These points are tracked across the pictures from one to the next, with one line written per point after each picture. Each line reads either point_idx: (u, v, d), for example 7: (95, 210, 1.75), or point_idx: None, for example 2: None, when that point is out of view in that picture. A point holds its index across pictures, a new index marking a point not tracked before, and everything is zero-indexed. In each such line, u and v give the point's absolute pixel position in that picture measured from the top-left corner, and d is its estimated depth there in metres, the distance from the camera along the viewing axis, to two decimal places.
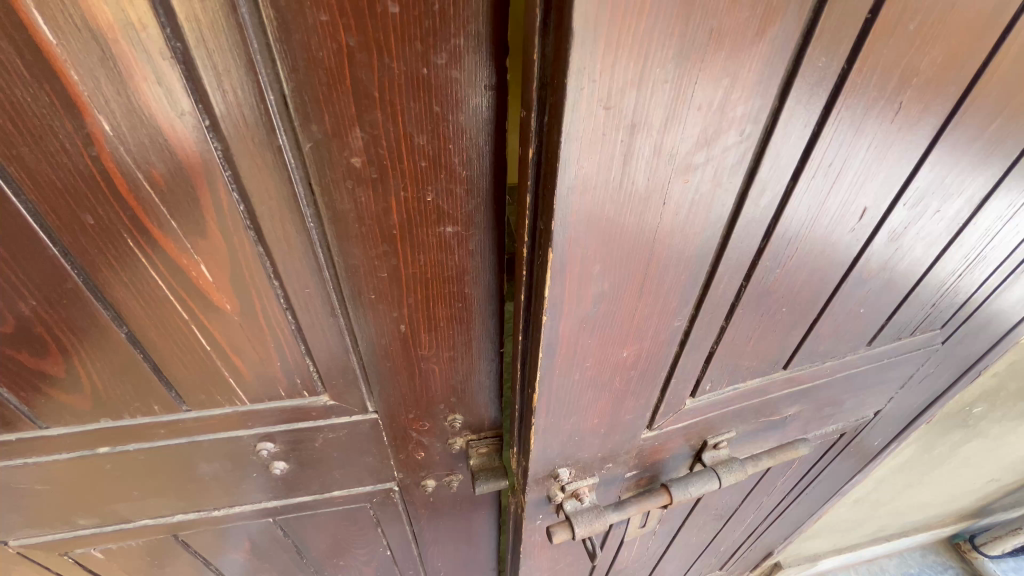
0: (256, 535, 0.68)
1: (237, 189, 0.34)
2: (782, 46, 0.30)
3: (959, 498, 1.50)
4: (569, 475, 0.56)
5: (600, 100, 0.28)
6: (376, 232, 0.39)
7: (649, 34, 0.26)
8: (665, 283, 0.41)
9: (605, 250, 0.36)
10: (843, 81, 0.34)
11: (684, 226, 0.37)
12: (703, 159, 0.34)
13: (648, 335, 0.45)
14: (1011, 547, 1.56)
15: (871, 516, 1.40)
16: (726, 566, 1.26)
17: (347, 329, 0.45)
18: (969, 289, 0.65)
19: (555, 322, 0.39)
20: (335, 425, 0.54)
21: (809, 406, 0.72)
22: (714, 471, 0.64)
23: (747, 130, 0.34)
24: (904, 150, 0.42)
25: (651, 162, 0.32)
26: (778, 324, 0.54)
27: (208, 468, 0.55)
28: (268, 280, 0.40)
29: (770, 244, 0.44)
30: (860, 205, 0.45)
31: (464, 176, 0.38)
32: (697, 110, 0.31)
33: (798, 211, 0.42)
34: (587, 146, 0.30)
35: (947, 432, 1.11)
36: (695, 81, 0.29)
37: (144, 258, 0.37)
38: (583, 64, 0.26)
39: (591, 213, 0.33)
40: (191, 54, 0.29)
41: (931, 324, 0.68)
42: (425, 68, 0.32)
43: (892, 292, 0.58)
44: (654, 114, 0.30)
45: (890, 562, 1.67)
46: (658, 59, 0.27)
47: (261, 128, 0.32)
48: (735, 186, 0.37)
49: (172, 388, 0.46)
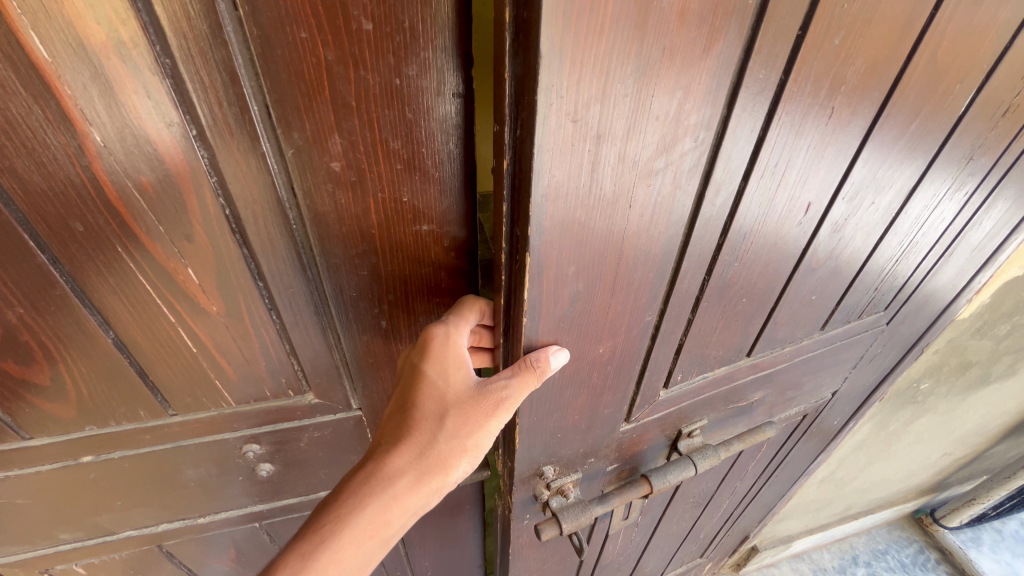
0: (241, 541, 0.73)
1: (222, 193, 0.37)
2: (726, 59, 0.33)
3: (917, 479, 1.54)
4: (553, 472, 0.60)
5: (568, 113, 0.30)
6: (356, 232, 0.42)
7: (608, 53, 0.29)
8: (634, 280, 0.44)
9: (578, 252, 0.38)
10: (784, 86, 0.37)
11: (648, 228, 0.40)
12: (663, 164, 0.37)
13: (621, 332, 0.48)
14: (970, 518, 1.65)
15: (838, 497, 1.43)
16: (705, 551, 1.30)
17: (328, 326, 0.48)
18: (906, 272, 0.69)
19: (535, 323, 0.41)
20: (319, 423, 0.58)
21: (772, 391, 0.76)
22: (690, 459, 0.69)
23: (700, 137, 0.37)
24: (840, 149, 0.45)
25: (616, 168, 0.35)
26: (739, 314, 0.57)
27: (194, 473, 0.58)
28: (254, 280, 0.42)
29: (728, 239, 0.46)
30: (804, 200, 0.48)
31: (437, 177, 0.41)
32: (655, 120, 0.34)
33: (751, 207, 0.45)
34: (557, 157, 0.32)
35: (905, 418, 1.13)
36: (652, 93, 0.32)
37: (133, 263, 0.39)
38: (551, 83, 0.29)
39: (564, 218, 0.36)
40: (178, 69, 0.31)
41: (875, 306, 0.72)
42: (397, 78, 0.34)
43: (839, 278, 0.62)
44: (617, 124, 0.32)
45: (860, 540, 1.72)
46: (618, 74, 0.30)
47: (245, 136, 0.35)
48: (693, 187, 0.40)
49: (157, 393, 0.49)
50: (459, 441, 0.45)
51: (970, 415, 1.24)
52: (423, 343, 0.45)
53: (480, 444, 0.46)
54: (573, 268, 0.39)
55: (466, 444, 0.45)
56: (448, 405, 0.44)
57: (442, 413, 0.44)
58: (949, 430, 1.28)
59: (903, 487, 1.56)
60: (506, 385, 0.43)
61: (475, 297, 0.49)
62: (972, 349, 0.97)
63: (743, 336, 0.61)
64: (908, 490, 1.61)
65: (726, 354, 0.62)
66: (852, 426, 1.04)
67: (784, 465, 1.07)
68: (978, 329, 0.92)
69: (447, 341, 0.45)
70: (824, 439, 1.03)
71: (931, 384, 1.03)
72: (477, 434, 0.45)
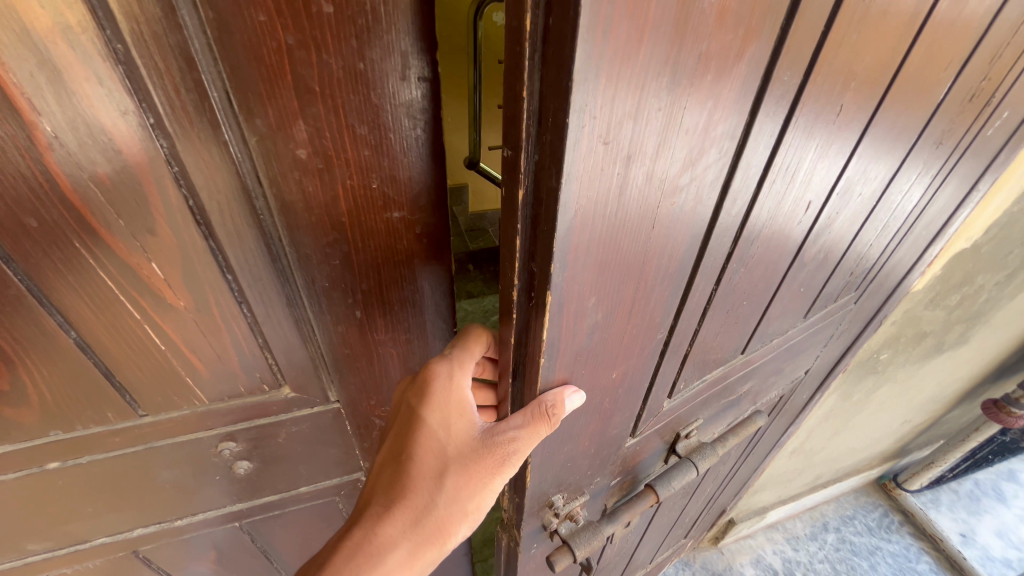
0: (221, 542, 0.72)
1: (185, 184, 0.36)
2: (756, 62, 0.33)
3: (881, 447, 1.62)
4: (562, 499, 0.61)
5: (600, 135, 0.28)
6: (325, 220, 0.41)
7: (644, 67, 0.27)
8: (652, 297, 0.44)
9: (600, 281, 0.37)
10: (806, 81, 0.38)
11: (668, 245, 0.40)
12: (688, 179, 0.36)
13: (634, 352, 0.48)
14: (928, 480, 1.76)
15: (808, 468, 1.49)
16: (688, 531, 1.34)
17: (302, 317, 0.48)
18: (877, 254, 0.72)
19: (552, 361, 0.40)
20: (297, 418, 0.57)
21: (757, 381, 0.78)
22: (691, 462, 0.73)
23: (725, 146, 0.37)
24: (843, 145, 0.47)
25: (643, 188, 0.34)
26: (739, 315, 0.58)
27: (169, 474, 0.57)
28: (222, 272, 0.42)
29: (739, 244, 0.47)
30: (807, 199, 0.50)
31: (406, 163, 0.41)
32: (684, 134, 0.33)
33: (763, 209, 0.46)
34: (586, 182, 0.30)
35: (869, 388, 1.19)
36: (684, 106, 0.31)
37: (94, 261, 0.38)
38: (585, 103, 0.26)
39: (587, 249, 0.34)
40: (131, 55, 0.30)
41: (849, 289, 0.75)
42: (361, 62, 0.34)
43: (826, 266, 0.64)
44: (646, 142, 0.31)
45: (829, 508, 1.80)
46: (653, 89, 0.29)
47: (205, 124, 0.34)
48: (713, 197, 0.40)
49: (126, 394, 0.48)
50: (464, 496, 0.46)
51: (928, 384, 1.32)
52: (427, 391, 0.48)
53: (485, 499, 0.46)
54: (593, 302, 0.38)
55: (471, 499, 0.46)
56: (452, 458, 0.46)
57: (446, 467, 0.46)
58: (910, 398, 1.35)
59: (867, 455, 1.64)
60: (511, 442, 0.43)
61: (481, 331, 0.53)
62: (929, 321, 1.04)
63: (740, 333, 0.62)
64: (872, 457, 1.70)
65: (726, 352, 0.64)
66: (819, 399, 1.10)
67: (761, 441, 1.11)
68: (931, 300, 0.97)
69: (448, 390, 0.48)
70: (794, 413, 1.07)
71: (892, 355, 1.10)
72: (482, 489, 0.46)
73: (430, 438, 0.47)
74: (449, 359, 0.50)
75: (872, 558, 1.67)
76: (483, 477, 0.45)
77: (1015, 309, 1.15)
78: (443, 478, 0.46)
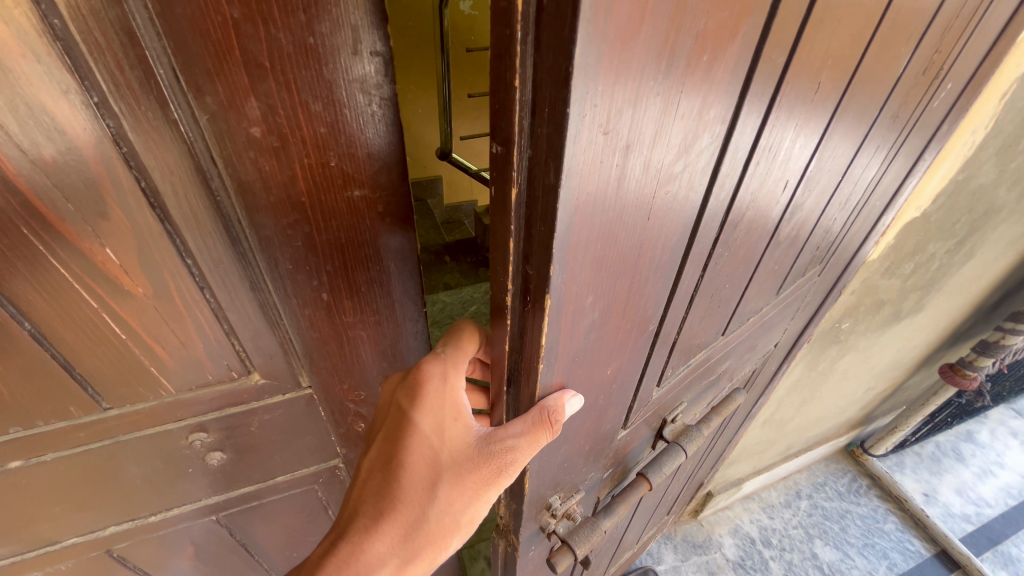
0: (200, 537, 0.71)
1: (135, 165, 0.36)
2: (748, 41, 0.32)
3: (847, 415, 1.69)
4: (558, 500, 0.61)
5: (600, 125, 0.26)
6: (285, 201, 0.41)
7: (645, 48, 0.25)
8: (645, 290, 0.43)
9: (597, 279, 0.35)
10: (792, 61, 0.37)
11: (662, 235, 0.39)
12: (682, 166, 0.35)
13: (628, 346, 0.48)
14: (893, 445, 1.84)
15: (779, 438, 1.55)
16: (670, 507, 1.37)
17: (267, 302, 0.47)
18: (839, 226, 0.74)
19: (551, 365, 0.38)
20: (269, 405, 0.57)
21: (734, 358, 0.81)
22: (679, 445, 0.74)
23: (716, 130, 0.35)
24: (817, 123, 0.48)
25: (640, 179, 0.32)
26: (722, 296, 0.59)
27: (139, 469, 0.56)
28: (180, 257, 0.41)
29: (725, 228, 0.47)
30: (784, 177, 0.51)
31: (363, 140, 0.41)
32: (680, 120, 0.31)
33: (747, 191, 0.46)
34: (585, 177, 0.28)
35: (834, 358, 1.24)
36: (681, 90, 0.29)
37: (45, 248, 0.37)
38: (586, 91, 0.24)
39: (585, 248, 0.32)
40: (69, 30, 0.29)
41: (815, 262, 0.78)
42: (311, 37, 0.34)
43: (797, 241, 0.66)
44: (645, 130, 0.29)
45: (802, 477, 1.87)
46: (652, 73, 0.26)
47: (152, 102, 0.33)
48: (703, 183, 0.39)
49: (88, 387, 0.47)
50: (458, 501, 0.45)
51: (889, 352, 1.38)
52: (420, 395, 0.48)
53: (480, 506, 0.46)
54: (591, 301, 0.37)
55: (465, 505, 0.45)
56: (444, 464, 0.45)
57: (439, 474, 0.45)
58: (872, 366, 1.41)
59: (835, 423, 1.71)
60: (511, 447, 0.43)
61: (471, 328, 0.55)
62: (887, 290, 1.08)
63: (721, 317, 0.63)
64: (840, 425, 1.77)
65: (708, 334, 0.65)
66: (786, 370, 1.14)
67: (736, 416, 1.14)
68: (887, 268, 1.01)
69: (443, 394, 0.48)
70: (764, 386, 1.11)
71: (853, 324, 1.14)
72: (477, 495, 0.45)
73: (422, 444, 0.46)
74: (442, 361, 0.51)
75: (842, 521, 1.75)
76: (479, 484, 0.45)
77: (967, 276, 1.21)
78: (438, 484, 0.45)
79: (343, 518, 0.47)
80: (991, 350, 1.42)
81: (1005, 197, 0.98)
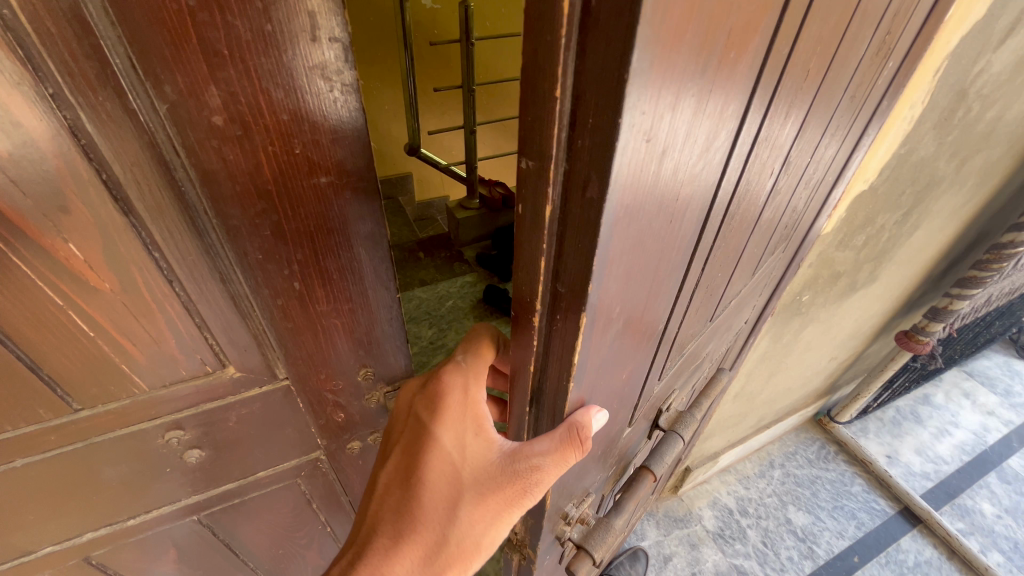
0: (181, 539, 0.71)
1: (95, 157, 0.36)
2: (767, 34, 0.31)
3: (813, 385, 1.77)
4: (573, 506, 0.62)
5: (645, 134, 0.25)
6: (251, 190, 0.41)
7: (689, 52, 0.24)
8: (662, 291, 0.42)
9: (626, 287, 0.35)
10: (797, 50, 0.37)
11: (681, 236, 0.38)
12: (704, 165, 0.34)
13: (643, 347, 0.47)
14: (857, 411, 1.93)
15: (751, 411, 1.61)
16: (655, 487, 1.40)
17: (239, 293, 0.48)
18: (803, 203, 0.78)
19: (580, 377, 0.38)
20: (246, 399, 0.57)
21: (716, 338, 0.83)
22: (676, 433, 0.77)
23: (734, 126, 0.35)
24: (807, 108, 0.48)
25: (671, 184, 0.31)
26: (715, 283, 0.61)
27: (114, 471, 0.56)
28: (147, 249, 0.41)
29: (727, 219, 0.47)
30: (775, 162, 0.51)
31: (326, 126, 0.41)
32: (709, 120, 0.30)
33: (748, 182, 0.46)
34: (628, 188, 0.27)
35: (797, 329, 1.29)
36: (711, 92, 0.28)
37: (5, 247, 0.37)
38: (636, 100, 0.22)
39: (620, 259, 0.31)
40: (20, 22, 0.29)
41: (782, 240, 0.82)
42: (268, 24, 0.34)
43: (773, 220, 0.68)
44: (680, 134, 0.28)
45: (775, 447, 1.95)
46: (692, 77, 0.25)
47: (109, 92, 0.33)
48: (717, 178, 0.38)
49: (57, 388, 0.46)
50: (481, 517, 0.46)
51: (848, 322, 1.45)
52: (440, 410, 0.49)
53: (503, 520, 0.47)
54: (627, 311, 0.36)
55: (489, 520, 0.46)
56: (467, 481, 0.46)
57: (462, 491, 0.46)
58: (833, 336, 1.48)
59: (803, 394, 1.79)
60: (538, 464, 0.43)
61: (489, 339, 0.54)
62: (841, 262, 1.14)
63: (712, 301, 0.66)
64: (808, 395, 1.85)
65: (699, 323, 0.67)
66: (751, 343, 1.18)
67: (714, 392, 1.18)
68: (840, 241, 1.06)
69: (462, 408, 0.49)
70: (734, 360, 1.15)
71: (813, 296, 1.20)
72: (500, 510, 0.46)
73: (444, 461, 0.47)
74: (462, 372, 0.50)
75: (813, 486, 1.83)
76: (504, 500, 0.46)
77: (915, 246, 1.28)
78: (462, 501, 0.46)
79: (363, 538, 0.47)
80: (940, 316, 1.48)
81: (946, 168, 1.04)
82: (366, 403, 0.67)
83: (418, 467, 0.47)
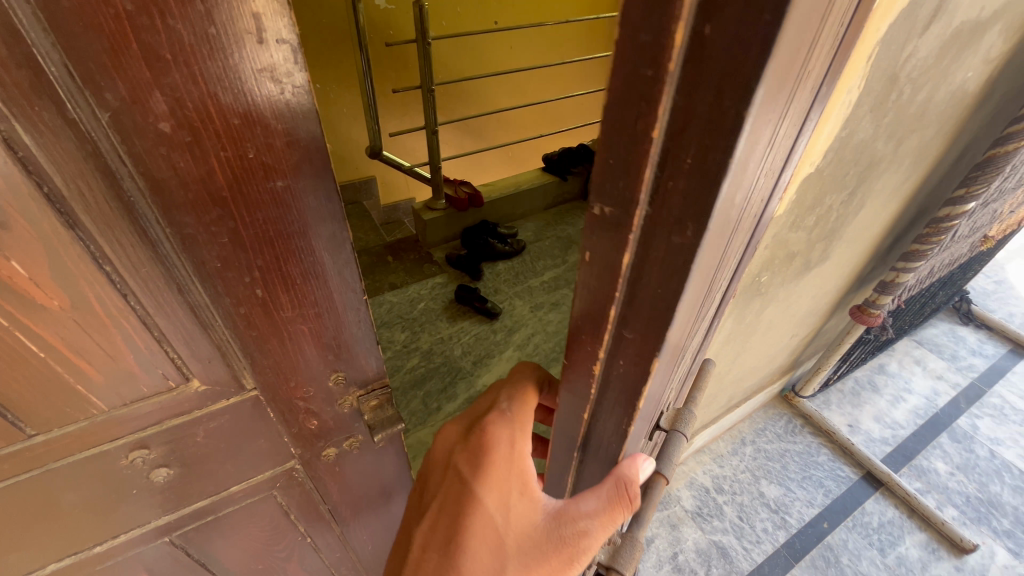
0: (153, 562, 0.68)
1: (34, 170, 0.34)
2: (825, 56, 0.33)
3: (776, 363, 1.85)
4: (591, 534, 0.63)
5: (739, 167, 0.28)
6: (204, 197, 0.41)
7: (779, 96, 0.27)
8: (713, 292, 0.46)
9: (696, 298, 0.39)
10: (834, 59, 0.39)
11: (735, 242, 0.42)
12: (760, 179, 0.37)
13: (692, 343, 0.51)
14: (819, 385, 2.02)
15: (721, 391, 1.66)
16: None
17: (198, 304, 0.46)
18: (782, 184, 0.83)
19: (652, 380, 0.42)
20: (214, 413, 0.56)
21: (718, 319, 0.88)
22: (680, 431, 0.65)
23: (784, 138, 0.38)
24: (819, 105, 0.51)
25: (740, 201, 0.34)
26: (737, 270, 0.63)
27: (76, 496, 0.54)
28: (97, 262, 0.40)
29: (762, 217, 0.50)
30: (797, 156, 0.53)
31: (280, 129, 0.40)
32: (773, 142, 0.33)
33: (780, 182, 0.49)
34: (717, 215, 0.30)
35: (758, 309, 1.35)
36: (782, 117, 0.31)
37: None
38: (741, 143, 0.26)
39: (699, 275, 0.35)
40: None
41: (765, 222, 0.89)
42: (212, 27, 0.34)
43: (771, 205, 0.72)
44: (754, 160, 0.31)
45: (745, 425, 2.02)
46: (773, 113, 0.28)
47: (45, 101, 0.32)
48: (764, 185, 0.42)
49: (7, 414, 0.44)
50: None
51: (805, 299, 1.52)
52: (488, 465, 0.57)
53: None
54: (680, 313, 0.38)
55: None
56: (511, 537, 0.54)
57: (507, 546, 0.53)
58: (792, 314, 1.55)
59: (768, 372, 1.86)
60: (588, 526, 0.52)
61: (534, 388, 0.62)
62: (795, 241, 1.19)
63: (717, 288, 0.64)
64: (773, 373, 1.92)
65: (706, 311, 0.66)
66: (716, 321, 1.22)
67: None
68: (792, 222, 1.12)
69: (510, 465, 0.57)
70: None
71: (771, 275, 1.25)
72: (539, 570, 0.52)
73: (490, 517, 0.55)
74: (510, 429, 0.59)
75: (782, 459, 1.91)
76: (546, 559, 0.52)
77: (862, 224, 1.36)
78: (506, 560, 0.52)
79: None
80: (888, 289, 1.57)
81: (884, 149, 1.11)
82: (339, 408, 0.66)
83: (465, 519, 0.54)
